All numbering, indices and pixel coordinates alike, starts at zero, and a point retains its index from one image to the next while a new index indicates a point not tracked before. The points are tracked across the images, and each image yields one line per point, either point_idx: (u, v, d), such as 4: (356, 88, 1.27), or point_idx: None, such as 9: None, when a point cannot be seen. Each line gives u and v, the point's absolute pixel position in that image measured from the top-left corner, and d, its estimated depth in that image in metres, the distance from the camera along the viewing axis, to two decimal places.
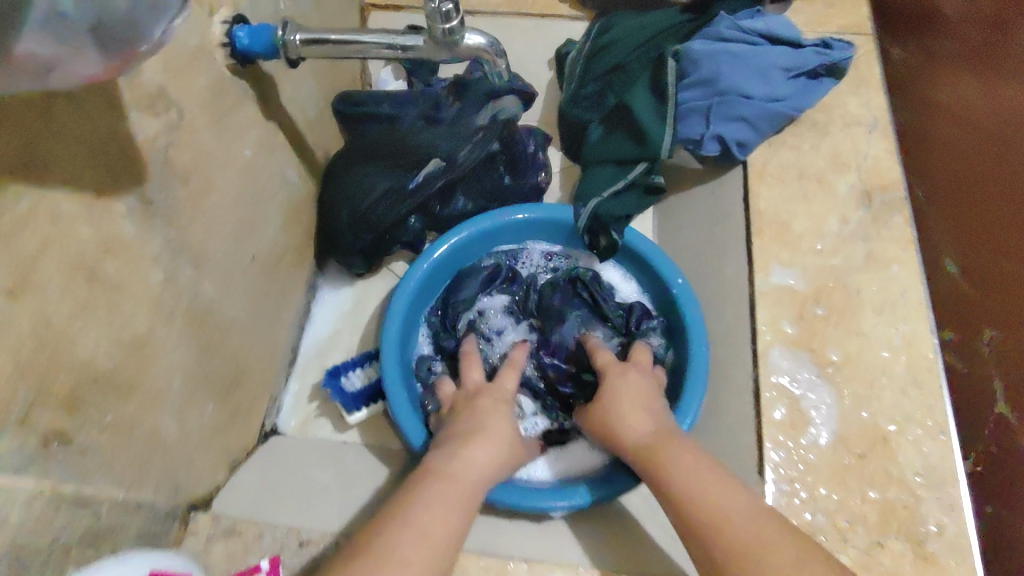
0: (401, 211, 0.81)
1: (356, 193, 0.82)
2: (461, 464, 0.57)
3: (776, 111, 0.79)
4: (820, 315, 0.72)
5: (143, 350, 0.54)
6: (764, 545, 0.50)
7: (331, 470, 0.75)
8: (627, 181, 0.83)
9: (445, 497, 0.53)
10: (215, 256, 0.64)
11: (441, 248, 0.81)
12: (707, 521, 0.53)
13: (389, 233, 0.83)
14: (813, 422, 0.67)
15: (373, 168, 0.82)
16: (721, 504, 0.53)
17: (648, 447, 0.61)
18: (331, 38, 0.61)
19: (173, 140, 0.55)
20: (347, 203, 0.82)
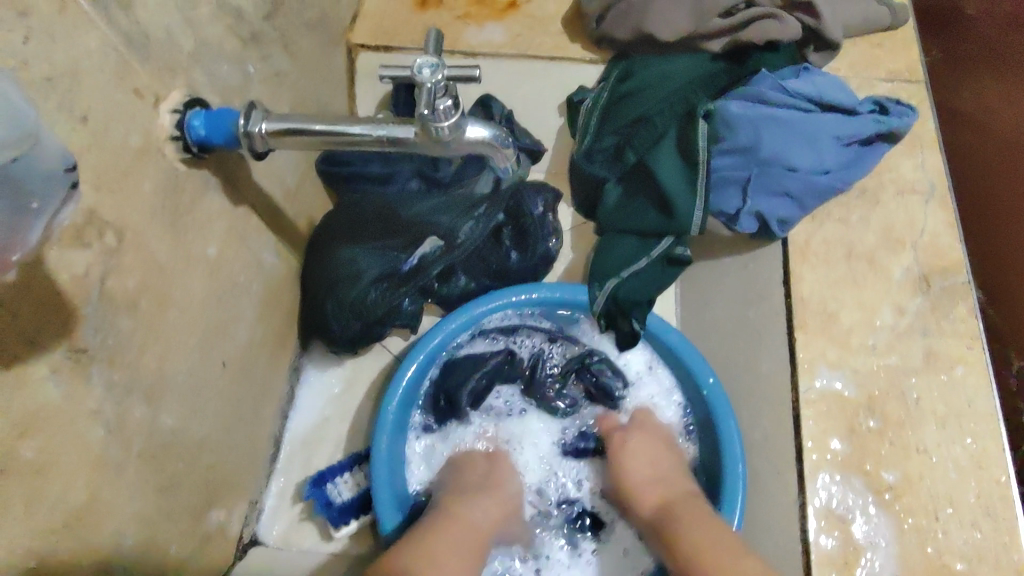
0: (396, 297, 0.73)
1: (347, 275, 0.73)
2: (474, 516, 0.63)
3: (824, 184, 0.70)
4: (873, 428, 0.63)
5: (81, 518, 0.45)
6: None
7: None
8: (651, 258, 0.73)
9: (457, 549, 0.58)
10: (177, 378, 0.55)
11: (435, 339, 0.71)
12: None
13: (383, 320, 0.74)
14: (869, 560, 0.58)
15: (367, 249, 0.73)
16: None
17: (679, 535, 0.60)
18: (315, 128, 0.52)
19: (113, 266, 0.46)
20: (332, 288, 0.73)
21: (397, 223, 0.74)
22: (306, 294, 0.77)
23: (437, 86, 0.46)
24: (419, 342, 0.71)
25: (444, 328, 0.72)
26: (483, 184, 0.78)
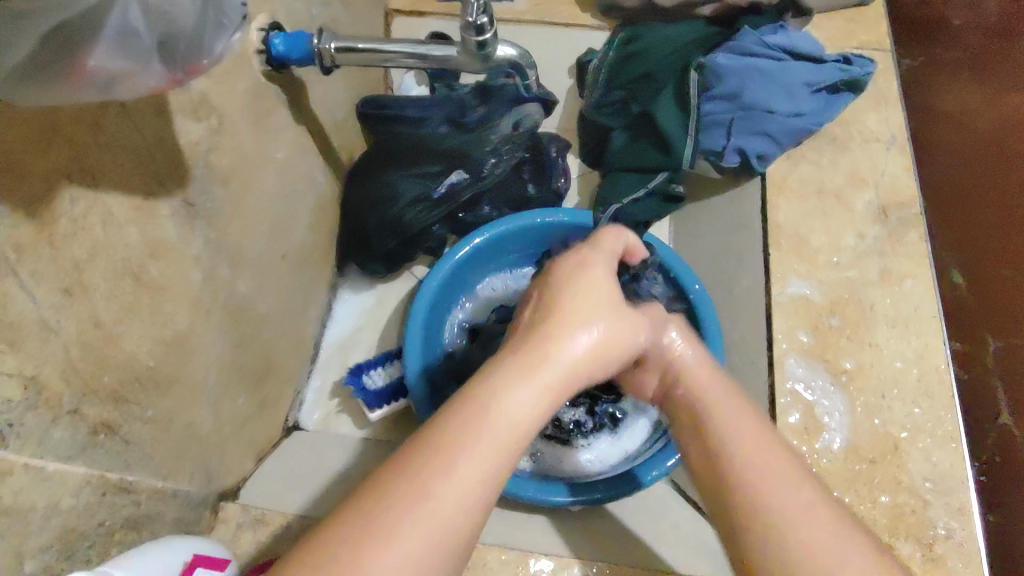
0: (429, 216, 0.85)
1: (385, 200, 0.85)
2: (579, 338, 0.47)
3: (799, 126, 0.82)
4: (834, 326, 0.74)
5: (179, 348, 0.55)
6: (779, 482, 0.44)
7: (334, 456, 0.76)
8: (649, 189, 0.85)
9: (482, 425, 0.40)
10: (250, 255, 0.66)
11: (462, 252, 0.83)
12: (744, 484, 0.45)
13: (416, 239, 0.87)
14: (827, 428, 0.68)
15: (403, 176, 0.85)
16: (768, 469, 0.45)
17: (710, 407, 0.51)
18: (360, 47, 0.65)
19: (215, 144, 0.56)
20: (374, 209, 0.85)
21: (430, 155, 0.85)
22: (345, 218, 0.88)
23: (479, 4, 0.57)
24: (449, 252, 0.83)
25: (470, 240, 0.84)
26: (505, 126, 0.89)
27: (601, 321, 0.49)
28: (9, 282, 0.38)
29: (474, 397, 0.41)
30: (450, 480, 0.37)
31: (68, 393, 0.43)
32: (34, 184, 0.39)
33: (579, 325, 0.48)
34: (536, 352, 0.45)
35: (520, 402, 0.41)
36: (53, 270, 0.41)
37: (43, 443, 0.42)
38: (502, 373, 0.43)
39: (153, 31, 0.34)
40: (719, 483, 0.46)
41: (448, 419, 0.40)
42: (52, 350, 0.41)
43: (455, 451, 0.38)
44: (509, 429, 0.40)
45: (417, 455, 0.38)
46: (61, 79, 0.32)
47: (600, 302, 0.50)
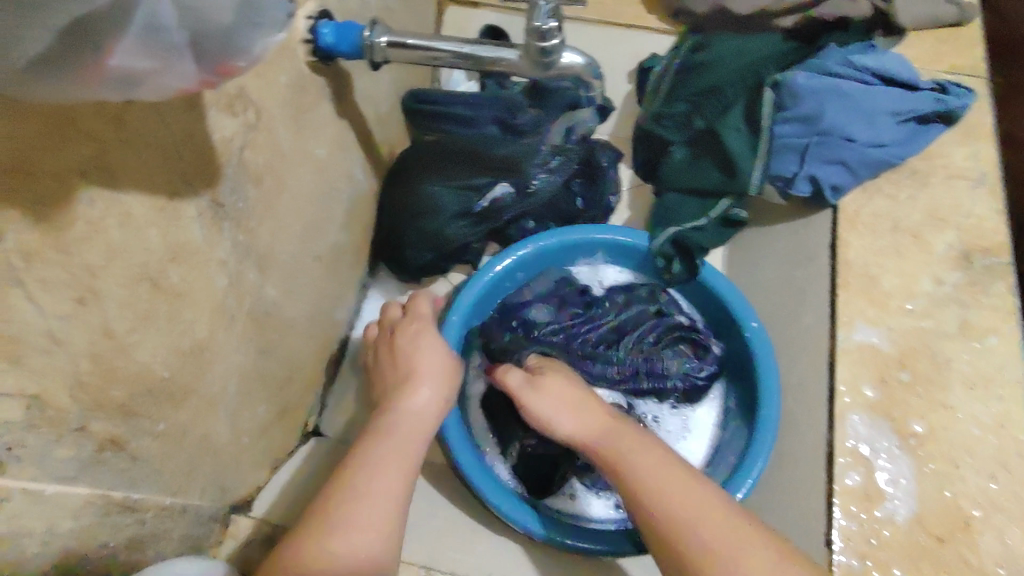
0: (471, 232, 0.79)
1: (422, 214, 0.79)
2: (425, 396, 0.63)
3: (880, 157, 0.75)
4: (904, 380, 0.67)
5: (199, 357, 0.52)
6: (698, 510, 0.51)
7: None
8: (709, 218, 0.80)
9: (388, 459, 0.56)
10: (281, 257, 0.62)
11: (496, 266, 0.78)
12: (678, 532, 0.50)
13: (455, 254, 0.81)
14: (889, 496, 0.61)
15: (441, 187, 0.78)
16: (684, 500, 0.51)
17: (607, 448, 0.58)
18: (411, 42, 0.60)
19: (249, 141, 0.53)
20: (410, 222, 0.78)
21: (474, 163, 0.78)
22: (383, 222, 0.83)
23: (547, 8, 0.51)
24: (486, 265, 0.78)
25: (514, 250, 0.79)
26: (556, 133, 0.83)
27: (431, 402, 0.64)
28: (17, 294, 0.34)
29: (361, 488, 0.53)
30: (322, 555, 0.48)
31: (75, 408, 0.40)
32: (49, 184, 0.34)
33: (423, 393, 0.63)
34: (386, 422, 0.60)
35: (410, 449, 0.58)
36: (65, 279, 0.37)
37: (41, 465, 0.38)
38: (383, 438, 0.58)
39: (185, 29, 0.29)
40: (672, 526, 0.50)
41: (346, 505, 0.51)
42: (58, 363, 0.38)
43: (356, 527, 0.50)
44: (399, 476, 0.55)
45: (319, 526, 0.50)
46: (78, 61, 0.27)
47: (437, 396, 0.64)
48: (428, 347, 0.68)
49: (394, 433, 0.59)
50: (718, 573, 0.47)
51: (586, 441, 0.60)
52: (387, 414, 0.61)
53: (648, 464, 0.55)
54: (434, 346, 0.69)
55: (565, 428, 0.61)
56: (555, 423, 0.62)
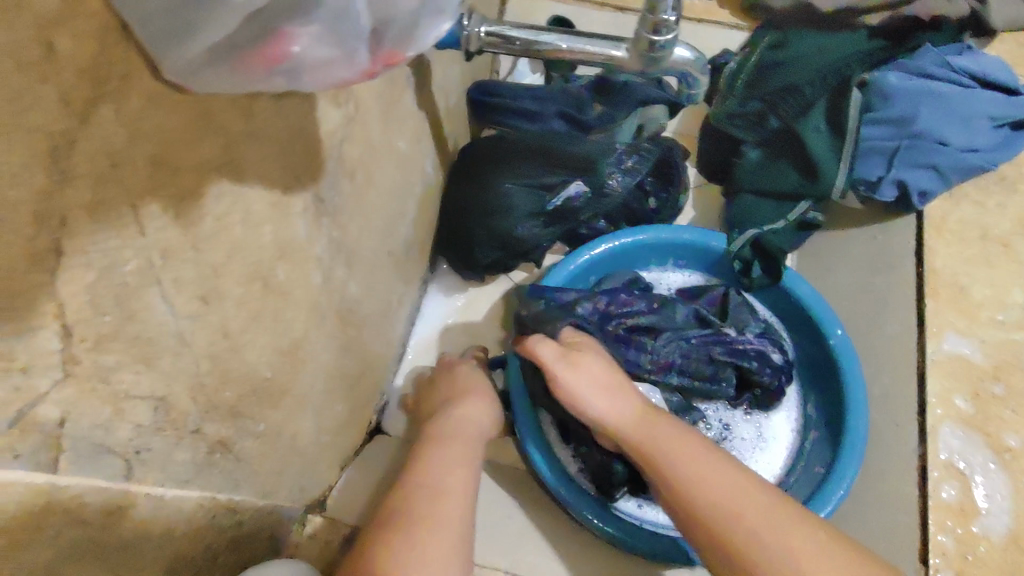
0: (542, 232, 0.76)
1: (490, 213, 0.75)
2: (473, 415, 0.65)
3: (971, 163, 0.72)
4: (998, 394, 0.65)
5: (295, 355, 0.50)
6: (739, 496, 0.49)
7: None
8: (787, 221, 0.77)
9: (455, 457, 0.58)
10: (364, 254, 0.60)
11: (571, 266, 0.76)
12: (722, 520, 0.48)
13: (520, 255, 0.78)
14: (986, 512, 0.59)
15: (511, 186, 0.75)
16: (712, 480, 0.50)
17: (641, 439, 0.55)
18: (512, 36, 0.56)
19: (347, 134, 0.51)
20: (478, 220, 0.75)
21: (547, 159, 0.75)
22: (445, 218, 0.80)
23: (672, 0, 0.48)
24: (558, 266, 0.77)
25: (588, 250, 0.77)
26: (627, 128, 0.83)
27: (479, 419, 0.65)
28: (152, 293, 0.33)
29: (433, 490, 0.53)
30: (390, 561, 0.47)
31: (194, 411, 0.38)
32: (189, 179, 0.33)
33: (473, 412, 0.66)
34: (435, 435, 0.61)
35: (463, 453, 0.59)
36: (194, 278, 0.36)
37: (164, 469, 0.37)
38: (440, 446, 0.59)
39: (371, 16, 0.28)
40: (719, 517, 0.48)
41: (414, 505, 0.52)
42: (183, 365, 0.36)
43: (433, 530, 0.50)
44: (461, 473, 0.56)
45: (380, 534, 0.50)
46: (259, 47, 0.27)
47: (486, 415, 0.67)
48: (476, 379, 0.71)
49: (444, 437, 0.60)
50: (763, 555, 0.46)
51: (626, 426, 0.56)
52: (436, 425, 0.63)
53: (689, 451, 0.53)
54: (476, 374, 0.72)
55: (606, 410, 0.57)
56: (594, 404, 0.57)
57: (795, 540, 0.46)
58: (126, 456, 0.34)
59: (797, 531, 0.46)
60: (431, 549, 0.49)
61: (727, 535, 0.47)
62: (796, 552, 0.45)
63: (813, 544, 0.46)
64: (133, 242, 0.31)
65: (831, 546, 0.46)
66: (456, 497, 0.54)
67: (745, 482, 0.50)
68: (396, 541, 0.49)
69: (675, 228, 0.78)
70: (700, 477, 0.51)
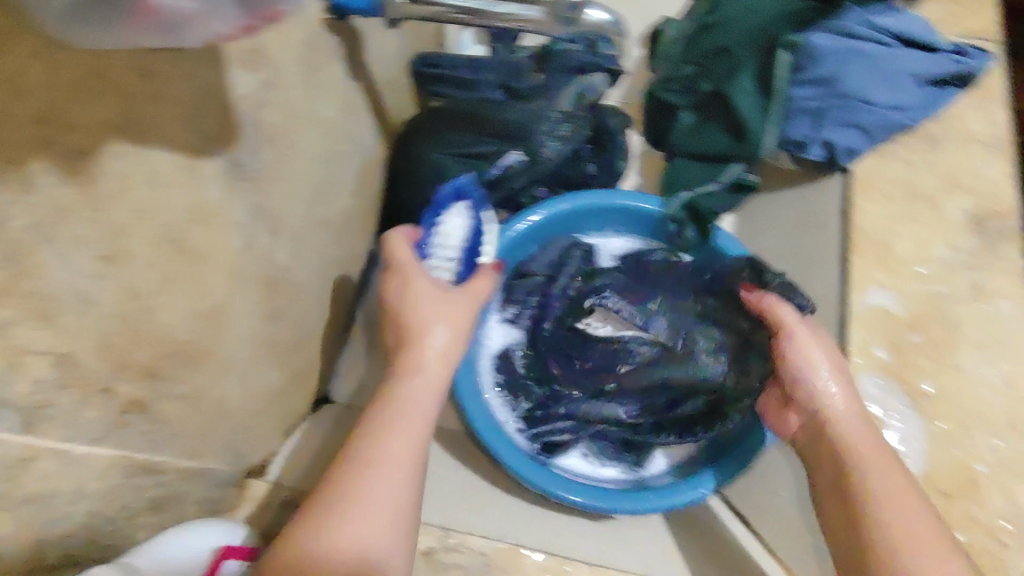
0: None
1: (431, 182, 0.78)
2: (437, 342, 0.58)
3: (896, 120, 0.74)
4: (917, 344, 0.67)
5: (217, 319, 0.51)
6: (898, 501, 0.51)
7: None
8: (721, 182, 0.80)
9: (398, 421, 0.53)
10: (291, 221, 0.61)
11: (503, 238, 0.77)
12: (887, 523, 0.50)
13: None
14: (902, 457, 0.63)
15: (452, 156, 0.76)
16: (887, 486, 0.52)
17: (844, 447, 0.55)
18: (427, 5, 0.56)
19: (265, 99, 0.52)
20: (419, 191, 0.78)
21: (484, 128, 0.76)
22: (390, 190, 0.82)
23: None
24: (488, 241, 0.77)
25: (525, 216, 0.78)
26: (567, 97, 0.83)
27: (443, 350, 0.58)
28: (46, 252, 0.33)
29: (366, 457, 0.50)
30: (347, 508, 0.47)
31: (101, 370, 0.39)
32: (82, 136, 0.34)
33: (437, 334, 0.58)
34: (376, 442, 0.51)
35: (413, 438, 0.52)
36: (94, 237, 0.36)
37: (72, 425, 0.38)
38: (363, 463, 0.50)
39: None
40: (887, 518, 0.51)
41: (355, 471, 0.49)
42: (86, 325, 0.37)
43: (354, 505, 0.47)
44: (417, 436, 0.53)
45: (343, 487, 0.48)
46: (136, 17, 0.29)
47: (447, 336, 0.58)
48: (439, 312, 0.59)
49: (406, 402, 0.54)
50: (890, 551, 0.49)
51: (840, 417, 0.57)
52: (380, 401, 0.54)
53: (864, 442, 0.55)
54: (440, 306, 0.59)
55: (836, 396, 0.58)
56: (830, 390, 0.58)
57: (914, 533, 0.49)
58: (23, 411, 0.35)
59: (917, 521, 0.50)
60: (372, 524, 0.47)
61: (875, 513, 0.51)
62: (923, 554, 0.48)
63: (936, 548, 0.49)
64: (20, 200, 0.31)
65: (948, 539, 0.49)
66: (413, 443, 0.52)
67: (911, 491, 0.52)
68: (357, 493, 0.48)
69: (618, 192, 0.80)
70: (886, 487, 0.52)
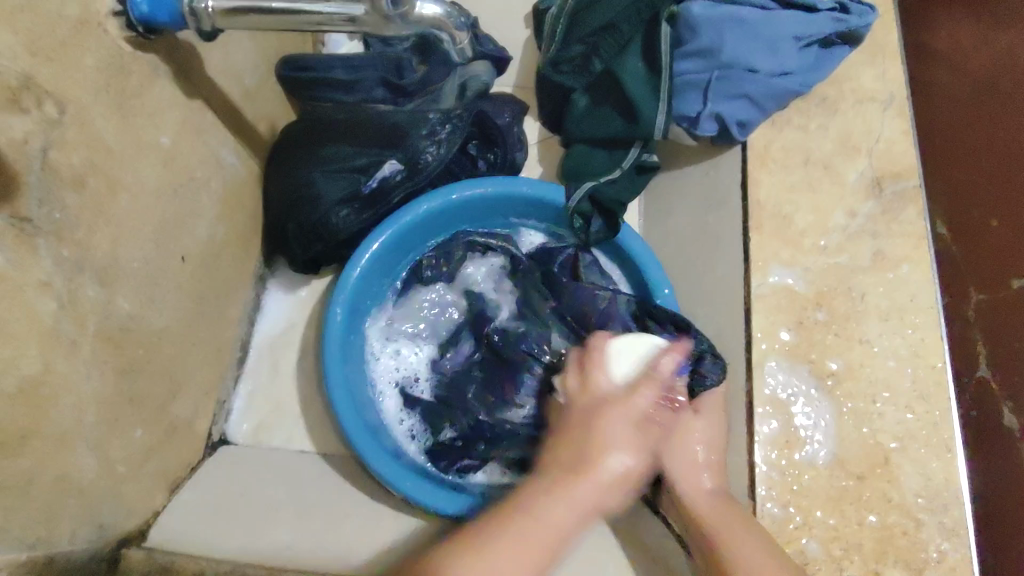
0: (358, 218, 0.73)
1: (304, 204, 0.72)
2: (616, 469, 0.50)
3: (784, 87, 0.71)
4: (820, 320, 0.65)
5: (39, 392, 0.46)
6: (746, 545, 0.53)
7: (284, 486, 0.68)
8: (622, 169, 0.76)
9: (532, 538, 0.47)
10: (132, 266, 0.55)
11: (386, 232, 0.72)
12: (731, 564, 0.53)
13: (347, 243, 0.75)
14: (809, 440, 0.60)
15: (324, 173, 0.71)
16: (737, 537, 0.54)
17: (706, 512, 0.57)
18: (272, 7, 0.51)
19: (54, 140, 0.46)
20: (293, 212, 0.72)
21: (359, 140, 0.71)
22: (268, 211, 0.76)
23: None
24: (367, 239, 0.72)
25: (414, 208, 0.73)
26: (449, 90, 0.79)
27: (620, 473, 0.50)
28: None
29: (526, 508, 0.48)
30: (482, 569, 0.44)
31: None
32: None
33: (613, 458, 0.50)
34: (576, 491, 0.49)
35: (590, 491, 0.49)
36: None
37: None
38: (508, 519, 0.48)
39: None
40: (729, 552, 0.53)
41: (517, 530, 0.47)
42: None
43: (483, 562, 0.45)
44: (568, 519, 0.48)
45: (487, 539, 0.46)
46: None
47: (626, 465, 0.50)
48: (616, 434, 0.52)
49: (600, 475, 0.50)
50: None
51: (701, 500, 0.59)
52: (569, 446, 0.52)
53: (734, 519, 0.55)
54: (630, 430, 0.52)
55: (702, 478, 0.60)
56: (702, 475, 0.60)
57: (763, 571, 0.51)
58: None
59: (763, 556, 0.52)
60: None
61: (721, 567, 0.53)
62: None
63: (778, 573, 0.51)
64: None
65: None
66: (553, 529, 0.48)
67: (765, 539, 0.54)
68: (448, 571, 0.44)
69: (514, 181, 0.76)
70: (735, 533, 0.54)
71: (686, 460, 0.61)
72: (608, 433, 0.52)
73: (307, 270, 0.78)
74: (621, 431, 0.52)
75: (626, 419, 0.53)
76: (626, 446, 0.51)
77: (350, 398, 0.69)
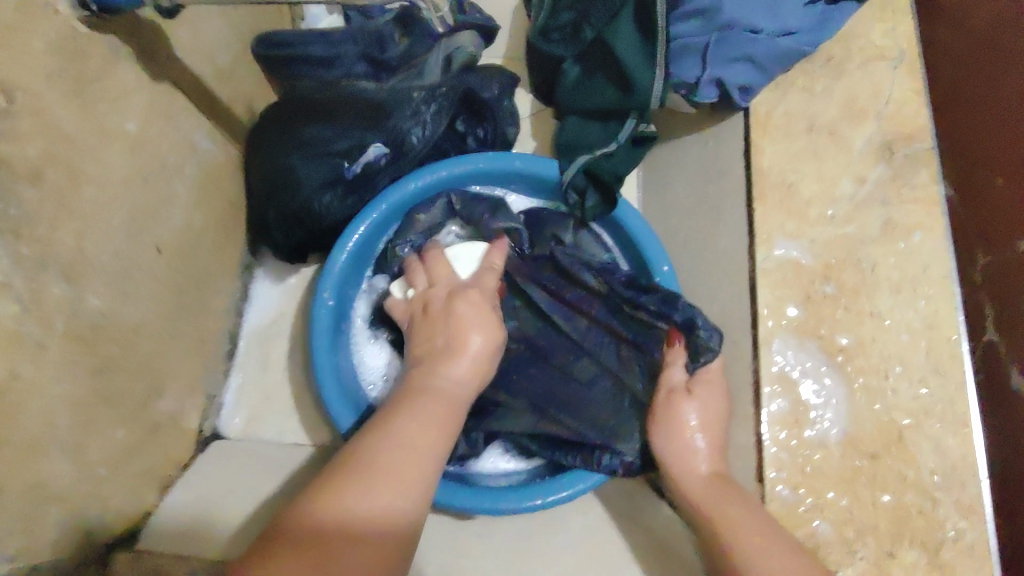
0: (342, 205, 0.70)
1: (284, 192, 0.68)
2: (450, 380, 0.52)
3: (788, 50, 0.68)
4: (829, 294, 0.62)
5: (7, 397, 0.44)
6: (756, 534, 0.50)
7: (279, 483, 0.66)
8: (619, 142, 0.72)
9: (432, 414, 0.49)
10: (102, 263, 0.52)
11: (374, 212, 0.69)
12: (741, 558, 0.50)
13: (332, 232, 0.72)
14: (818, 419, 0.58)
15: (305, 159, 0.68)
16: (743, 529, 0.51)
17: (707, 502, 0.55)
18: None
19: (5, 129, 0.42)
20: (274, 201, 0.69)
21: (341, 122, 0.68)
22: (250, 197, 0.73)
23: None
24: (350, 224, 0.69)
25: (402, 187, 0.70)
26: (433, 64, 0.74)
27: (464, 380, 0.53)
28: None
29: (404, 422, 0.47)
30: (378, 456, 0.43)
31: None
32: None
33: (473, 338, 0.55)
34: (442, 373, 0.53)
35: (430, 412, 0.49)
36: None
37: None
38: (418, 398, 0.50)
39: None
40: (737, 547, 0.51)
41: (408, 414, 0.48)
42: None
43: (365, 475, 0.42)
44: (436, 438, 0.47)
45: (391, 425, 0.46)
46: None
47: (484, 339, 0.56)
48: (469, 319, 0.57)
49: (435, 394, 0.51)
50: None
51: (703, 491, 0.56)
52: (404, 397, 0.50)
53: (742, 510, 0.52)
54: (483, 314, 0.58)
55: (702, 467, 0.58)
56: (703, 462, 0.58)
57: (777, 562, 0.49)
58: None
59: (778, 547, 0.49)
60: (382, 496, 0.42)
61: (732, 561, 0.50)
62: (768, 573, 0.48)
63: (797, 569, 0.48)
64: None
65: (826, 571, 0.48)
66: (425, 447, 0.46)
67: (775, 528, 0.51)
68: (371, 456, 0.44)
69: (509, 155, 0.73)
70: (743, 524, 0.51)
71: (683, 449, 0.59)
72: (465, 322, 0.57)
73: (291, 258, 0.75)
74: (470, 324, 0.57)
75: (481, 304, 0.59)
76: (477, 332, 0.56)
77: (339, 389, 0.66)
